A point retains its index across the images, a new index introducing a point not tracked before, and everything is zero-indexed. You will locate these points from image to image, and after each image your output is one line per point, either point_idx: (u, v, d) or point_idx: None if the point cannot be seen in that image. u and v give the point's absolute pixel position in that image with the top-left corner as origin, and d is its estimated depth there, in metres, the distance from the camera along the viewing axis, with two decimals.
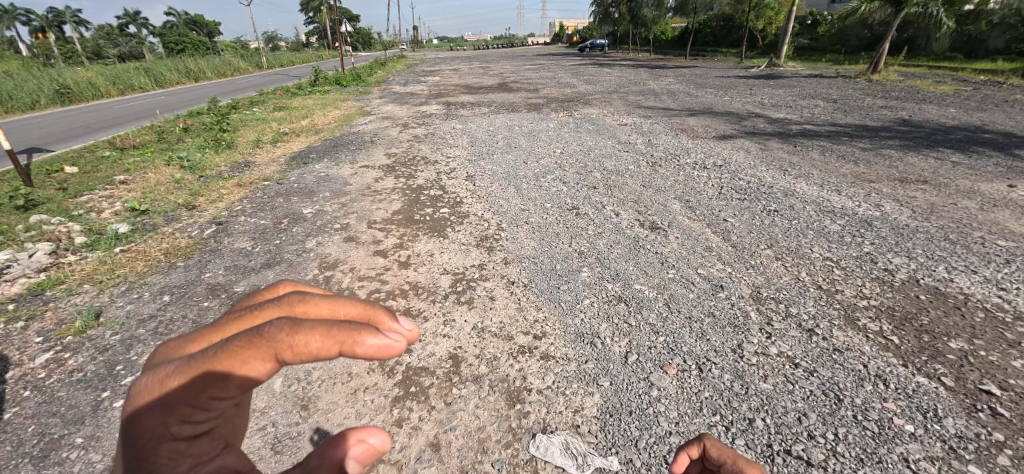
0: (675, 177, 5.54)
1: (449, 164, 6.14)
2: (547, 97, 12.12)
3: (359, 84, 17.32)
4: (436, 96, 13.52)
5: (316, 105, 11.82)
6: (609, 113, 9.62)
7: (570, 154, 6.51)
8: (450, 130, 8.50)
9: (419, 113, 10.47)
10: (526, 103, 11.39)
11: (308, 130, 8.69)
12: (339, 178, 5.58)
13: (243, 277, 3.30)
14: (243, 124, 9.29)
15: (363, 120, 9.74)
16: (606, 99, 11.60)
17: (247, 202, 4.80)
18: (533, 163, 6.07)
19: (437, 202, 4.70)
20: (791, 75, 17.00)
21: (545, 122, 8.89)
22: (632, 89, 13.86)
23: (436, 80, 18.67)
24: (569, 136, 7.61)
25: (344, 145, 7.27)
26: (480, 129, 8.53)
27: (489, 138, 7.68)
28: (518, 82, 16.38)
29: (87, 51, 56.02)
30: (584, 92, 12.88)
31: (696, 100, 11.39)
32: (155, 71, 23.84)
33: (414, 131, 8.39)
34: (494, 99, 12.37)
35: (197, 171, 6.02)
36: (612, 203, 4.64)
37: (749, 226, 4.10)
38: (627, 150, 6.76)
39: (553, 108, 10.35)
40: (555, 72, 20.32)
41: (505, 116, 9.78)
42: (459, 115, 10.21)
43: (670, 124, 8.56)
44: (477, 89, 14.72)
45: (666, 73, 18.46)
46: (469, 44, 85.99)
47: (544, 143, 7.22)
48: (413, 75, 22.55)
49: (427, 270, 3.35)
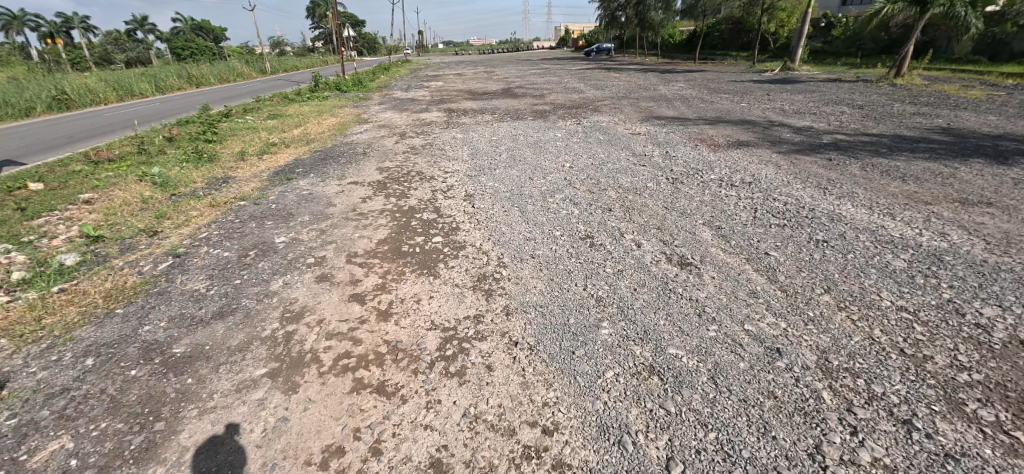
0: (700, 196, 4.89)
1: (446, 181, 5.54)
2: (553, 104, 11.53)
3: (359, 90, 16.84)
4: (437, 103, 12.96)
5: (311, 112, 11.29)
6: (621, 121, 9.00)
7: (581, 169, 5.88)
8: (450, 140, 7.93)
9: (418, 121, 9.90)
10: (531, 109, 10.80)
11: (300, 139, 8.15)
12: (323, 198, 5.00)
13: (187, 332, 2.71)
14: (231, 133, 8.77)
15: (359, 129, 9.18)
16: (616, 105, 10.97)
17: (215, 228, 4.23)
18: (539, 180, 5.45)
19: (431, 229, 4.09)
20: (808, 79, 16.30)
21: (552, 131, 8.30)
22: (642, 94, 13.23)
23: (439, 85, 18.16)
24: (578, 147, 6.99)
25: (334, 157, 6.71)
26: (481, 138, 7.94)
27: (491, 149, 7.09)
28: (523, 87, 15.81)
29: (96, 57, 56.40)
30: (592, 98, 12.26)
31: (711, 107, 10.75)
32: (156, 76, 23.53)
33: (411, 142, 7.83)
34: (498, 105, 11.78)
35: (169, 189, 5.46)
36: (632, 230, 4.00)
37: (798, 263, 3.45)
38: (644, 164, 6.13)
39: (560, 116, 9.75)
40: (561, 77, 19.75)
41: (509, 124, 9.18)
42: (460, 123, 9.64)
43: (688, 133, 7.92)
44: (480, 95, 14.14)
45: (677, 78, 17.79)
46: (475, 48, 85.80)
47: (552, 155, 6.60)
48: (415, 79, 22.02)
49: (411, 323, 2.74)
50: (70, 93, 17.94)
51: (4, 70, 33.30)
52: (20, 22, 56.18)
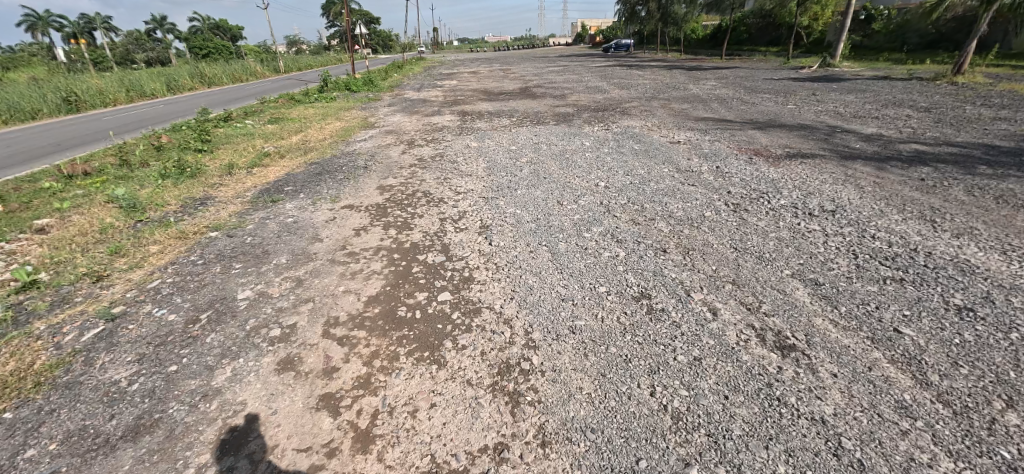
0: (776, 231, 3.89)
1: (457, 204, 4.63)
2: (576, 106, 10.53)
3: (369, 90, 16.09)
4: (449, 104, 12.07)
5: (315, 116, 10.53)
6: (655, 127, 7.98)
7: (618, 189, 4.91)
8: (464, 149, 7.04)
9: (429, 126, 9.02)
10: (553, 112, 9.84)
11: (297, 149, 7.35)
12: (309, 228, 4.14)
13: (83, 465, 1.88)
14: (226, 141, 8.04)
15: (364, 135, 8.36)
16: (646, 108, 9.92)
17: (172, 272, 3.42)
18: (570, 205, 4.50)
19: (436, 278, 3.19)
20: (853, 77, 14.95)
21: (578, 138, 7.32)
22: (673, 94, 12.11)
23: (453, 84, 17.28)
24: (611, 160, 6.01)
25: (331, 171, 5.89)
26: (498, 148, 7.03)
27: (510, 161, 6.16)
28: (542, 87, 14.83)
29: (117, 58, 57.36)
30: (618, 99, 11.20)
31: (755, 109, 9.62)
32: (169, 76, 23.23)
33: (419, 151, 6.95)
34: (516, 107, 10.84)
35: (136, 213, 4.69)
36: (700, 286, 3.04)
37: (948, 350, 2.45)
38: (693, 183, 5.13)
39: (585, 120, 8.76)
40: (581, 75, 18.71)
41: (528, 130, 8.24)
42: (474, 128, 8.73)
43: (736, 141, 6.87)
44: (496, 96, 13.19)
45: (707, 76, 16.55)
46: (490, 45, 84.59)
47: (581, 169, 5.64)
48: (428, 78, 21.16)
49: (401, 459, 1.85)
50: (79, 94, 17.60)
51: (25, 71, 33.64)
52: (45, 22, 57.22)
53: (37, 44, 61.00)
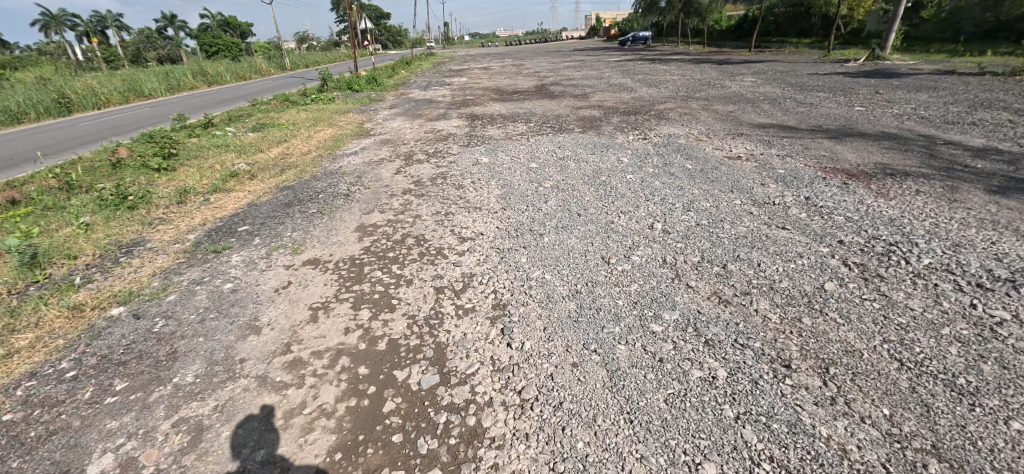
0: (947, 323, 2.53)
1: (459, 258, 3.32)
2: (603, 107, 9.15)
3: (373, 89, 14.88)
4: (457, 105, 10.73)
5: (307, 121, 9.34)
6: (704, 135, 6.58)
7: (682, 235, 3.55)
8: (472, 165, 5.72)
9: (432, 133, 7.75)
10: (576, 116, 8.49)
11: (273, 166, 6.13)
12: (247, 303, 2.90)
13: None
14: (195, 154, 6.88)
15: (355, 146, 7.10)
16: (685, 110, 8.51)
17: (20, 400, 2.22)
18: (620, 262, 3.17)
19: (419, 428, 1.91)
20: (910, 72, 13.27)
21: (613, 152, 5.95)
22: (711, 93, 10.63)
23: (462, 82, 16.01)
24: (661, 185, 4.64)
25: (303, 200, 4.64)
26: (514, 163, 5.70)
27: (530, 184, 4.83)
28: (559, 85, 13.44)
29: (128, 57, 57.32)
30: (651, 100, 9.75)
31: (816, 111, 8.14)
32: (168, 75, 22.31)
33: (418, 168, 5.68)
34: (532, 109, 9.52)
35: (34, 270, 3.48)
36: (881, 465, 1.73)
37: None
38: (782, 224, 3.76)
39: (616, 126, 7.40)
40: (601, 70, 17.29)
41: (549, 138, 6.91)
42: (486, 135, 7.40)
43: (814, 157, 5.45)
44: (509, 95, 11.82)
45: (743, 71, 14.93)
46: (501, 40, 82.99)
47: (625, 198, 4.29)
48: (435, 75, 19.88)
49: None
50: (72, 96, 16.73)
51: (34, 72, 33.27)
52: (59, 21, 57.34)
53: (52, 44, 61.28)
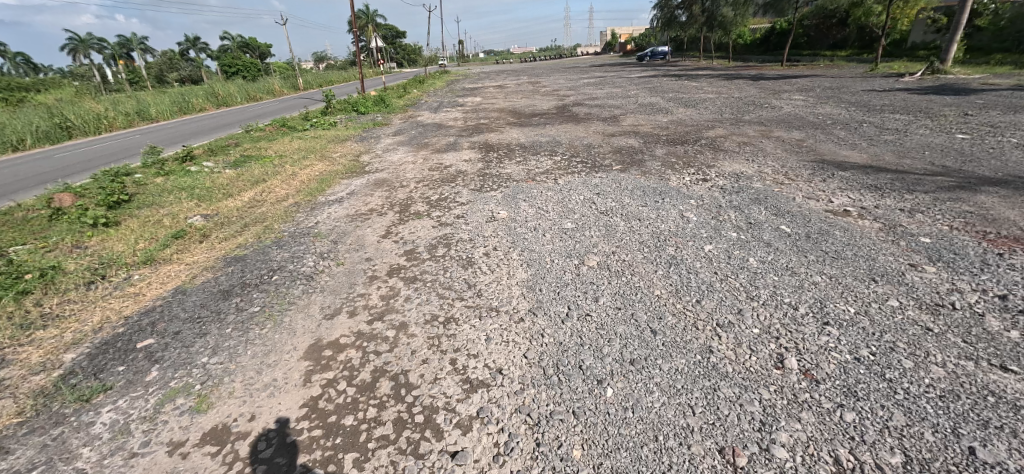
0: None
1: (461, 436, 1.92)
2: (640, 134, 7.75)
3: (379, 111, 13.81)
4: (468, 131, 9.40)
5: (298, 152, 8.17)
6: (783, 177, 5.11)
7: (841, 388, 2.08)
8: (484, 221, 4.32)
9: (438, 167, 6.45)
10: (609, 144, 7.11)
11: (234, 220, 4.85)
12: None
13: None
14: (153, 199, 5.69)
15: (342, 186, 5.77)
16: (742, 137, 7.05)
17: None
18: (754, 467, 1.72)
19: None
20: (985, 87, 11.60)
21: (671, 202, 4.49)
22: (763, 114, 9.15)
23: (476, 102, 14.87)
24: (761, 265, 3.17)
25: (248, 285, 3.31)
26: (541, 218, 4.29)
27: (568, 258, 3.40)
28: (583, 105, 12.12)
29: (152, 79, 58.72)
30: (696, 124, 8.27)
31: (908, 138, 6.59)
32: (176, 97, 21.73)
33: (413, 224, 4.33)
34: (555, 136, 8.19)
35: None
36: None
37: None
38: (999, 359, 2.26)
39: (664, 161, 5.98)
40: (626, 88, 15.98)
41: (581, 177, 5.52)
42: (503, 172, 6.02)
43: (956, 214, 3.94)
44: (527, 119, 10.47)
45: (786, 88, 13.34)
46: (516, 57, 82.86)
47: (716, 295, 2.83)
48: (446, 95, 18.75)
49: None
50: (72, 121, 16.09)
51: (55, 94, 33.51)
52: (85, 44, 58.88)
53: (80, 66, 63.03)
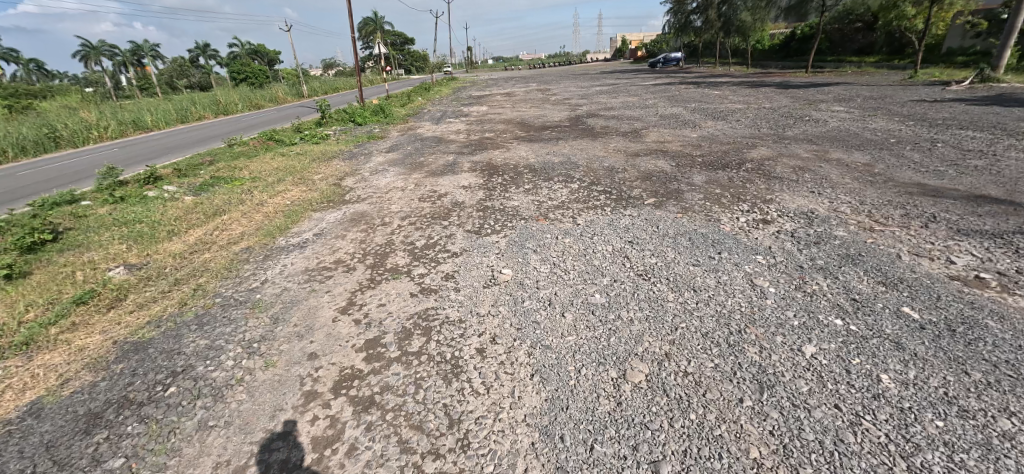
0: None
1: None
2: (670, 154, 6.61)
3: (377, 122, 12.84)
4: (470, 148, 8.33)
5: (276, 172, 7.18)
6: (869, 220, 3.95)
7: None
8: (481, 283, 3.21)
9: (430, 196, 5.36)
10: (635, 167, 5.98)
11: (165, 274, 3.82)
12: None
13: None
14: (82, 239, 4.69)
15: (310, 224, 4.70)
16: (795, 160, 5.89)
17: None
18: None
19: None
20: None
21: (733, 258, 3.35)
22: (809, 129, 7.96)
23: (482, 112, 13.84)
24: (906, 396, 2.04)
25: (129, 406, 2.25)
26: (557, 280, 3.17)
27: (601, 366, 2.28)
28: (598, 117, 11.03)
29: (162, 86, 58.92)
30: (734, 142, 7.11)
31: (1005, 164, 5.38)
32: (174, 106, 21.08)
33: (386, 288, 3.23)
34: (569, 154, 7.09)
35: None
36: None
37: None
38: None
39: (706, 192, 4.84)
40: (643, 97, 14.85)
41: (606, 213, 4.39)
42: (508, 204, 4.91)
43: None
44: (536, 133, 9.36)
45: (822, 98, 12.10)
46: (525, 64, 82.32)
47: (855, 467, 1.71)
48: (449, 104, 17.73)
49: None
50: (61, 131, 15.37)
51: (60, 101, 33.28)
52: (98, 51, 59.26)
53: (93, 73, 63.48)
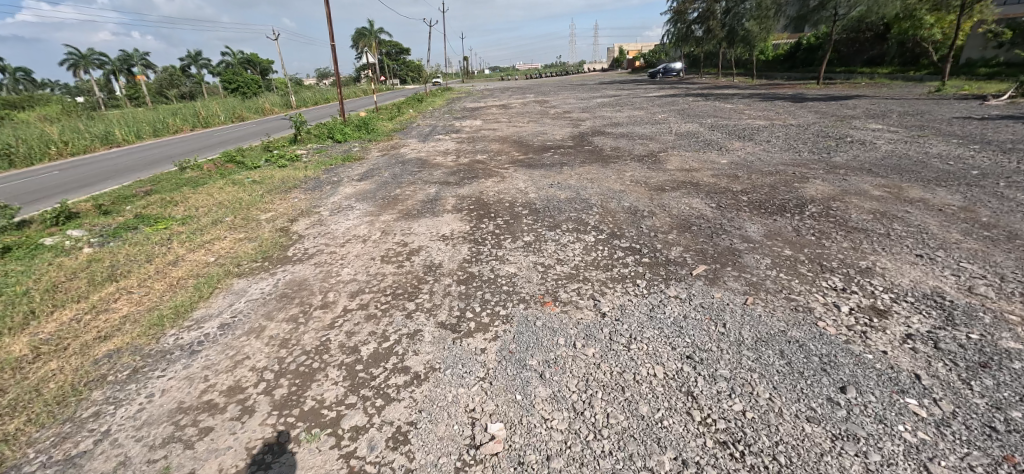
0: None
1: None
2: (703, 188, 5.32)
3: (359, 139, 11.58)
4: (459, 174, 7.03)
5: (218, 208, 5.86)
6: None
7: None
8: (451, 459, 1.87)
9: (397, 252, 4.02)
10: (665, 208, 4.67)
11: None
12: None
13: None
14: None
15: (223, 303, 3.35)
16: (868, 200, 4.61)
17: None
18: None
19: None
20: None
21: (872, 405, 2.03)
22: (859, 154, 6.73)
23: (476, 128, 12.62)
24: None
25: None
26: (582, 455, 1.84)
27: None
28: (605, 135, 9.80)
29: (152, 96, 57.72)
30: (777, 171, 5.85)
31: None
32: (150, 120, 19.78)
33: (288, 468, 1.88)
34: (578, 185, 5.79)
35: None
36: None
37: None
38: None
39: (773, 255, 3.52)
40: (651, 111, 13.70)
41: (642, 292, 3.07)
42: (501, 268, 3.57)
43: None
44: (536, 156, 8.06)
45: (852, 114, 10.89)
46: (522, 74, 82.29)
47: None
48: (441, 117, 16.44)
49: None
50: (15, 147, 13.99)
51: (39, 111, 31.86)
52: (87, 60, 58.00)
53: (81, 82, 62.11)
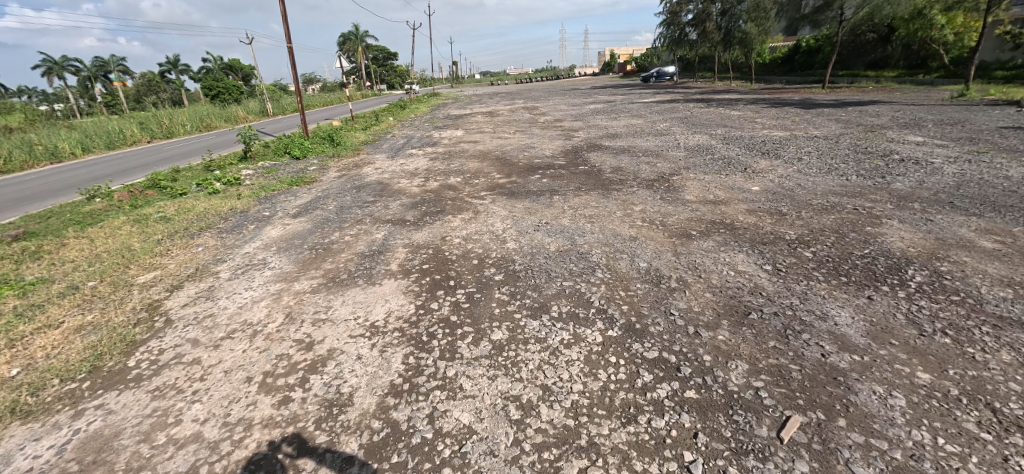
0: None
1: None
2: (744, 234, 3.92)
3: (320, 155, 10.10)
4: (423, 205, 5.58)
5: (89, 264, 4.34)
6: None
7: None
8: None
9: (290, 365, 2.54)
10: (699, 272, 3.24)
11: None
12: None
13: None
14: None
15: None
16: (986, 259, 3.24)
17: None
18: None
19: None
20: None
21: None
22: (922, 177, 5.40)
23: (457, 140, 11.21)
24: None
25: None
26: None
27: None
28: (603, 150, 8.44)
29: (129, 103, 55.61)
30: (833, 206, 4.47)
31: None
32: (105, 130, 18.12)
33: None
34: (573, 226, 4.36)
35: None
36: None
37: None
38: None
39: (901, 382, 2.11)
40: (651, 119, 12.42)
41: None
42: (446, 411, 2.11)
43: None
44: (521, 179, 6.63)
45: (879, 123, 9.63)
46: (513, 78, 81.43)
47: None
48: (420, 127, 15.01)
49: None
50: None
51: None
52: (61, 66, 55.74)
53: (55, 88, 59.70)
